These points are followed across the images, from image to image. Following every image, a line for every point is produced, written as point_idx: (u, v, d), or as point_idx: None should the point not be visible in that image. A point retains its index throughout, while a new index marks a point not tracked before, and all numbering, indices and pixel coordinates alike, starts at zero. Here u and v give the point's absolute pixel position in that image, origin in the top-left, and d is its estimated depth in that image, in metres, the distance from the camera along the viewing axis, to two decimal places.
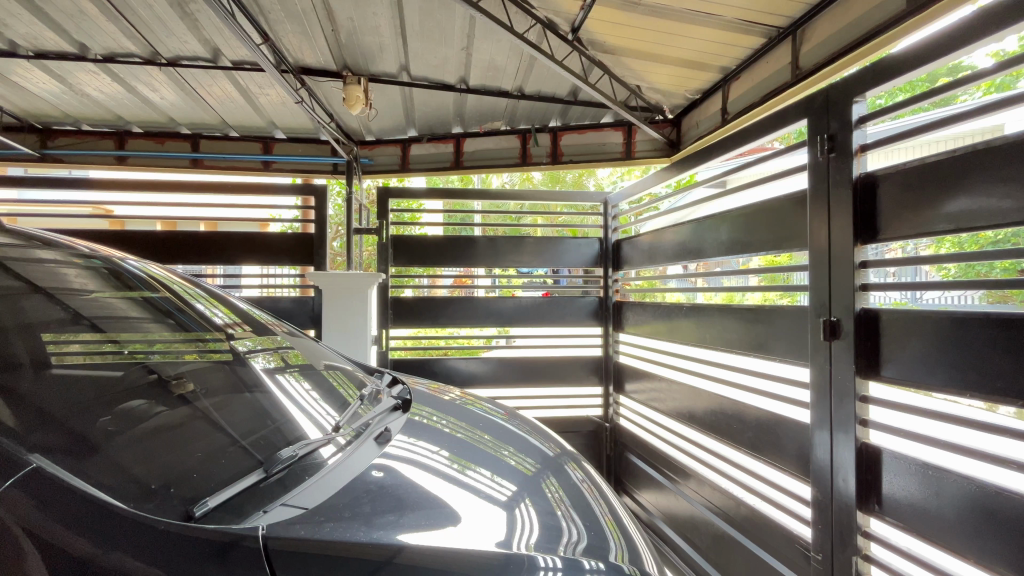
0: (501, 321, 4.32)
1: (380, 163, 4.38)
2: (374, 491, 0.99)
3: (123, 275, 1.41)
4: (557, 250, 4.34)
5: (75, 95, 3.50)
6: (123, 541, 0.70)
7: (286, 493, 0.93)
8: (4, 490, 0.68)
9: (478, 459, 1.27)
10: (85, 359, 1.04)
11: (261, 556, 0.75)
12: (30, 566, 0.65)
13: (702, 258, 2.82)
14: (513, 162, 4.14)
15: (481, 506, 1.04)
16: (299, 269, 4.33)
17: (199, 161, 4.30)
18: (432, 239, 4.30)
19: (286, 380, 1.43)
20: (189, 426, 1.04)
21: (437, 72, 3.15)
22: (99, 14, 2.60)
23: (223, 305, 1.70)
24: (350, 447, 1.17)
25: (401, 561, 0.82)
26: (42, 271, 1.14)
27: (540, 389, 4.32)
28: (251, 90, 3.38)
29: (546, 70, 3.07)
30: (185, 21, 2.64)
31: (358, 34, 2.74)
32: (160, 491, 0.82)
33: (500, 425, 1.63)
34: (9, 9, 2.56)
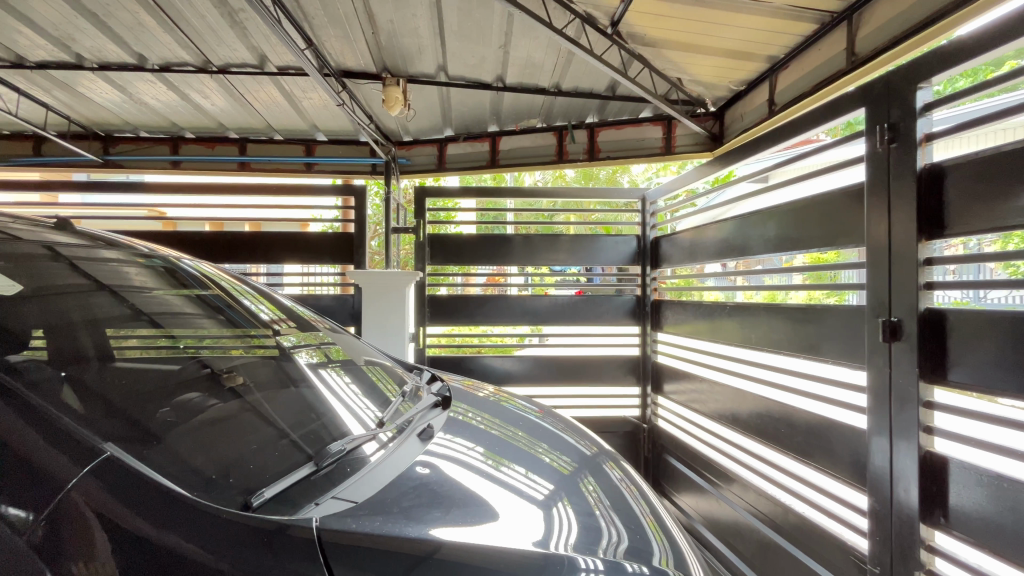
0: (536, 319, 4.30)
1: (417, 163, 4.44)
2: (419, 487, 1.00)
3: (178, 273, 1.49)
4: (592, 248, 4.30)
5: (134, 103, 3.70)
6: (178, 524, 0.72)
7: (336, 487, 0.95)
8: (82, 478, 0.72)
9: (514, 456, 1.27)
10: (143, 353, 1.09)
11: (315, 544, 0.76)
12: (97, 546, 0.68)
13: (745, 256, 2.74)
14: (549, 159, 4.12)
15: (519, 506, 1.03)
16: (339, 268, 4.45)
17: (246, 164, 4.48)
18: (467, 238, 4.34)
19: (329, 375, 1.47)
20: (241, 418, 1.09)
21: (474, 71, 3.16)
22: (156, 26, 2.74)
23: (270, 302, 1.76)
24: (393, 443, 1.18)
25: (442, 557, 0.82)
26: (107, 270, 1.21)
27: (575, 388, 4.30)
28: (295, 94, 3.49)
29: (583, 65, 3.03)
30: (234, 29, 2.75)
31: (398, 36, 2.78)
32: (220, 480, 0.86)
33: (535, 422, 1.62)
34: (76, 23, 2.74)
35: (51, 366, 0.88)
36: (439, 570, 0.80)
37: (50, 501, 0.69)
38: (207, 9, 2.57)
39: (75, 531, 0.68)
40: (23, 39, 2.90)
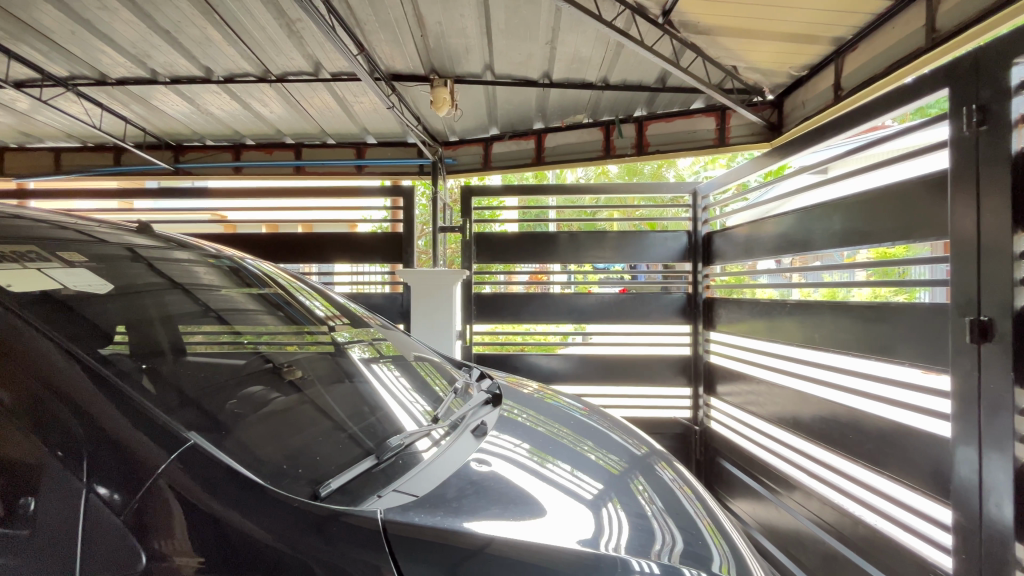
0: (581, 318, 4.27)
1: (463, 163, 4.50)
2: (478, 484, 1.01)
3: (243, 272, 1.57)
4: (639, 245, 4.21)
5: (202, 114, 3.95)
6: (246, 507, 0.74)
7: (396, 480, 0.97)
8: (170, 463, 0.75)
9: (561, 454, 1.26)
10: (207, 347, 1.15)
11: (380, 535, 0.78)
12: (175, 527, 0.70)
13: (805, 251, 2.60)
14: (595, 155, 4.07)
15: (569, 504, 1.02)
16: (388, 267, 4.58)
17: (302, 168, 4.69)
18: (513, 236, 4.37)
19: (380, 370, 1.51)
20: (302, 411, 1.14)
21: (521, 69, 3.17)
22: (222, 39, 2.91)
23: (326, 300, 1.84)
24: (447, 439, 1.20)
25: (493, 552, 0.81)
26: (178, 269, 1.30)
27: (622, 387, 4.24)
28: (347, 99, 3.62)
29: (633, 57, 2.97)
30: (292, 39, 2.87)
31: (445, 37, 2.82)
32: (289, 470, 0.90)
33: (581, 419, 1.61)
34: (151, 41, 2.95)
35: (133, 358, 0.95)
36: (491, 564, 0.79)
37: (143, 484, 0.72)
38: (267, 20, 2.70)
39: (157, 511, 0.71)
40: (106, 57, 3.15)
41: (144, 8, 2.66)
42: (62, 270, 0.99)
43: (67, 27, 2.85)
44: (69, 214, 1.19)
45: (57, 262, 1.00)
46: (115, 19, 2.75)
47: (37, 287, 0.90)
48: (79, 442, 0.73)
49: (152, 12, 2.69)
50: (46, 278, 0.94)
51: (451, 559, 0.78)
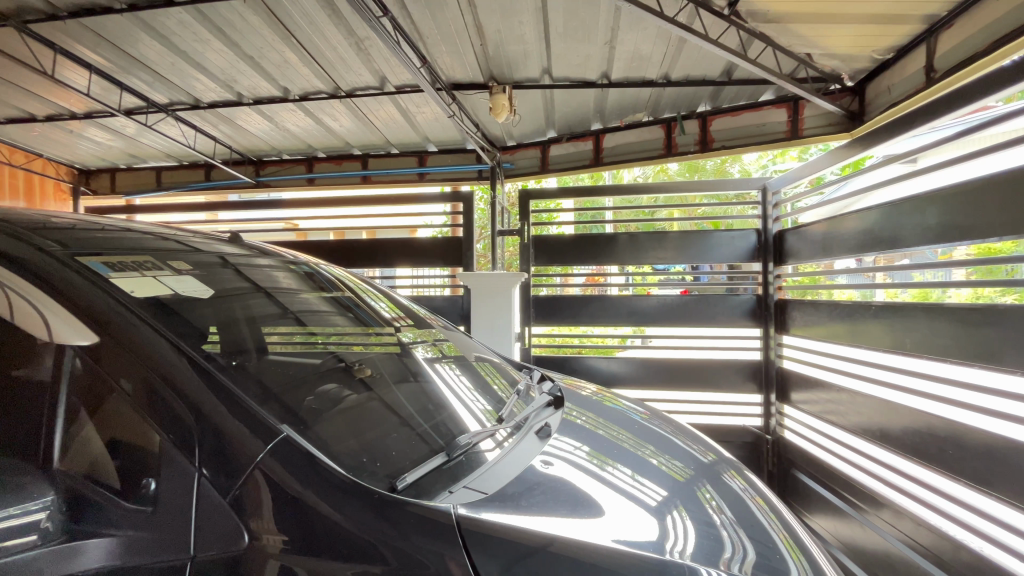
0: (641, 320, 4.17)
1: (521, 167, 4.55)
2: (545, 484, 1.01)
3: (317, 277, 1.68)
4: (704, 245, 4.04)
5: (280, 131, 4.26)
6: (329, 494, 0.79)
7: (467, 477, 0.99)
8: (266, 454, 0.80)
9: (621, 457, 1.24)
10: (287, 348, 1.21)
11: (455, 529, 0.80)
12: (264, 508, 0.77)
13: (893, 249, 2.39)
14: (656, 154, 3.98)
15: (632, 508, 1.00)
16: (448, 270, 4.73)
17: (367, 178, 4.90)
18: (570, 238, 4.35)
19: (443, 369, 1.55)
20: (375, 408, 1.18)
21: (579, 71, 3.16)
22: (298, 62, 3.14)
23: (391, 303, 1.92)
24: (511, 440, 1.21)
25: (556, 550, 0.81)
26: (262, 275, 1.42)
27: (685, 392, 4.10)
28: (410, 110, 3.77)
29: (696, 51, 2.88)
30: (360, 56, 3.04)
31: (505, 44, 2.87)
32: (369, 463, 0.95)
33: (642, 423, 1.57)
34: (238, 67, 3.23)
35: (225, 356, 1.01)
36: (555, 563, 0.79)
37: (244, 472, 0.79)
38: (339, 40, 2.88)
39: (252, 494, 0.78)
40: (199, 83, 3.48)
41: (232, 36, 2.91)
42: (172, 277, 1.10)
43: (167, 59, 3.18)
44: (172, 229, 1.35)
45: (168, 270, 1.12)
46: (207, 48, 3.03)
47: (154, 292, 1.00)
48: (190, 430, 0.81)
49: (238, 40, 2.94)
50: (160, 284, 1.05)
51: (514, 555, 0.79)
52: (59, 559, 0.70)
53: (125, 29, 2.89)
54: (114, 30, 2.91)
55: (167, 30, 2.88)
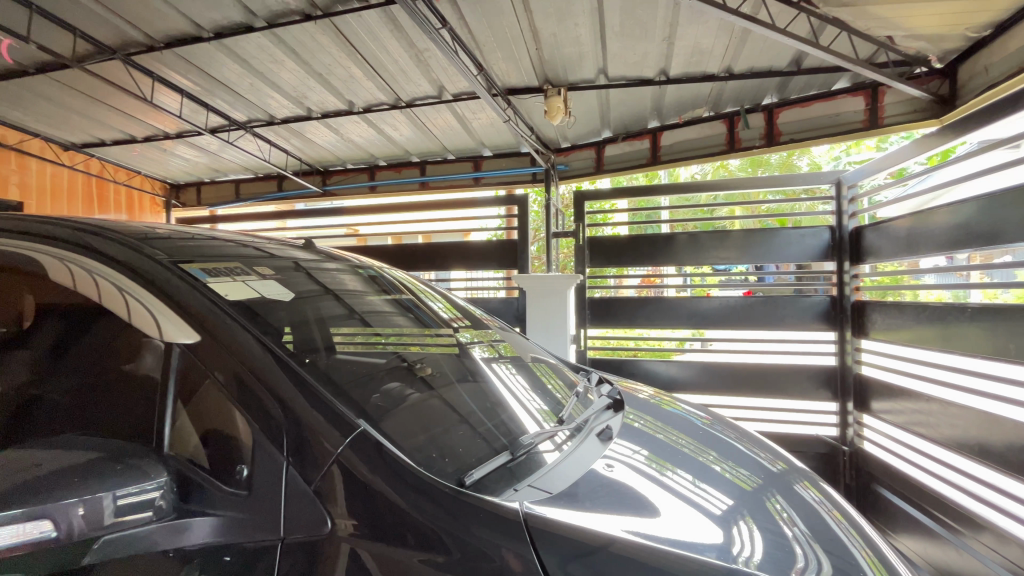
0: (701, 323, 4.03)
1: (575, 168, 4.52)
2: (608, 486, 1.00)
3: (381, 280, 1.75)
4: (769, 243, 3.84)
5: (345, 142, 4.50)
6: (401, 486, 0.82)
7: (531, 477, 1.00)
8: (345, 447, 0.85)
9: (682, 462, 1.21)
10: (357, 347, 1.24)
11: (522, 526, 0.81)
12: (341, 497, 0.82)
13: (992, 246, 2.17)
14: (718, 150, 3.84)
15: (695, 515, 0.97)
16: (503, 272, 4.80)
17: (425, 184, 5.07)
18: (626, 239, 4.29)
19: (500, 369, 1.57)
20: (439, 406, 1.20)
21: (636, 69, 3.10)
22: (362, 76, 3.30)
23: (449, 305, 1.96)
24: (573, 442, 1.21)
25: (616, 550, 0.80)
26: (334, 279, 1.50)
27: (750, 398, 3.91)
28: (466, 116, 3.86)
29: (762, 42, 2.75)
30: (420, 67, 3.15)
31: (560, 47, 2.87)
32: (437, 458, 0.98)
33: (705, 429, 1.52)
34: (308, 84, 3.44)
35: (303, 353, 1.06)
36: (617, 563, 0.78)
37: (326, 463, 0.84)
38: (400, 53, 3.00)
39: (332, 483, 0.83)
40: (273, 101, 3.74)
41: (303, 56, 3.11)
42: (258, 281, 1.19)
43: (246, 80, 3.45)
44: (251, 236, 1.48)
45: (255, 275, 1.21)
46: (281, 68, 3.26)
47: (244, 295, 1.09)
48: (279, 422, 0.87)
49: (308, 59, 3.14)
50: (248, 287, 1.14)
51: (575, 553, 0.79)
52: (171, 534, 0.79)
53: (211, 54, 3.16)
54: (201, 56, 3.19)
55: (246, 53, 3.12)
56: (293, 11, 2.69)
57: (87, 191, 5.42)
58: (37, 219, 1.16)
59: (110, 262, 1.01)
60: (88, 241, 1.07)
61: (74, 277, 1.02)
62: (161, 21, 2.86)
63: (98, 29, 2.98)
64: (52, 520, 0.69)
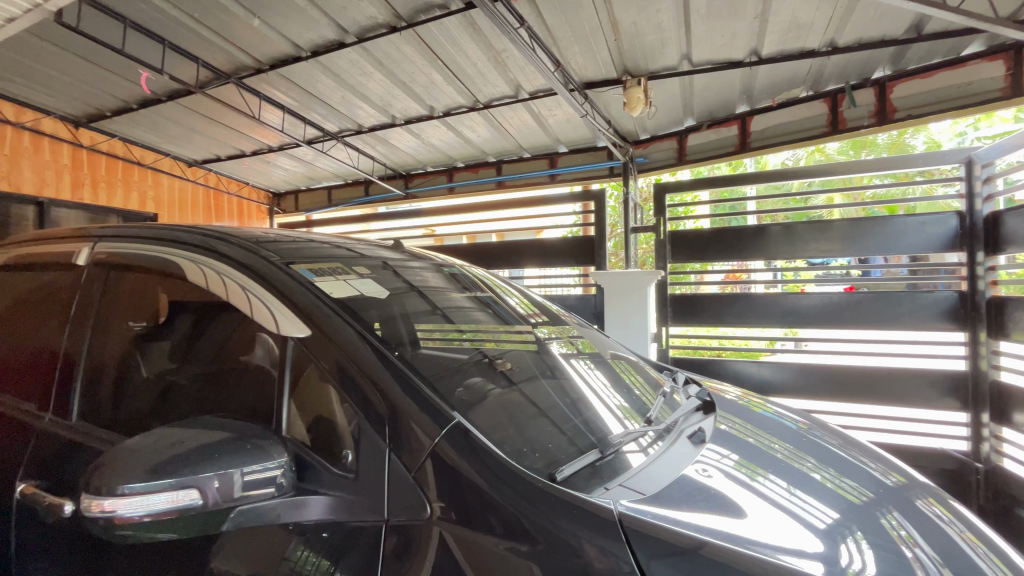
0: (796, 322, 3.73)
1: (655, 160, 4.37)
2: (704, 489, 0.96)
3: (462, 278, 1.81)
4: (880, 234, 3.46)
5: (425, 146, 4.69)
6: (493, 476, 0.85)
7: (620, 477, 0.98)
8: (441, 438, 0.88)
9: (778, 468, 1.12)
10: (443, 343, 1.28)
11: (617, 525, 0.80)
12: (435, 486, 0.85)
13: None
14: (818, 132, 3.52)
15: (796, 525, 0.89)
16: (580, 269, 4.79)
17: (501, 183, 5.15)
18: (710, 233, 4.07)
19: (580, 365, 1.55)
20: (521, 401, 1.20)
21: (723, 51, 2.93)
22: (442, 81, 3.43)
23: (526, 301, 1.98)
24: (663, 444, 1.16)
25: (708, 555, 0.77)
26: (419, 278, 1.57)
27: (855, 404, 3.57)
28: (542, 114, 3.87)
29: (872, 10, 2.48)
30: (497, 67, 3.20)
31: (641, 36, 2.79)
32: (526, 452, 0.99)
33: (803, 435, 1.39)
34: (393, 92, 3.63)
35: (398, 345, 1.12)
36: (710, 568, 0.75)
37: (424, 451, 0.88)
38: (478, 55, 3.07)
39: (428, 471, 0.86)
40: (362, 111, 4.00)
41: (388, 66, 3.29)
42: (358, 280, 1.28)
43: (338, 93, 3.71)
44: (345, 238, 1.59)
45: (354, 275, 1.30)
46: (369, 80, 3.48)
47: (346, 293, 1.18)
48: (381, 412, 0.92)
49: (393, 69, 3.31)
50: (349, 286, 1.22)
51: (669, 554, 0.76)
52: (291, 509, 0.88)
53: (309, 72, 3.44)
54: (301, 74, 3.49)
55: (339, 69, 3.36)
56: (380, 25, 2.85)
57: (207, 203, 5.99)
58: (174, 229, 1.33)
59: (236, 264, 1.14)
60: (216, 245, 1.21)
61: (207, 278, 1.16)
62: (267, 45, 3.16)
63: (216, 57, 3.36)
64: (200, 488, 0.79)
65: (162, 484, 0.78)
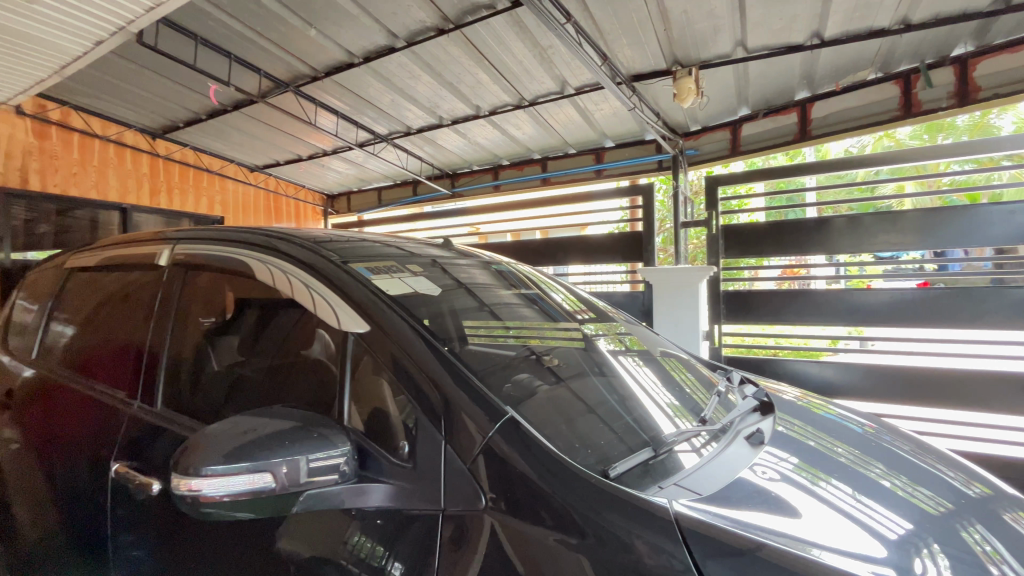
0: (863, 320, 3.52)
1: (706, 152, 4.22)
2: (764, 492, 0.92)
3: (508, 275, 1.82)
4: (960, 224, 3.17)
5: (471, 145, 4.75)
6: (546, 470, 0.85)
7: (675, 476, 0.96)
8: (494, 432, 0.90)
9: (842, 473, 1.06)
10: (492, 339, 1.30)
11: (674, 525, 0.78)
12: (488, 479, 0.87)
13: None
14: (888, 117, 3.29)
15: (864, 534, 0.85)
16: (628, 266, 4.73)
17: (547, 180, 5.11)
18: (765, 227, 3.90)
19: (628, 363, 1.53)
20: (569, 398, 1.20)
21: (782, 35, 2.79)
22: (488, 80, 3.46)
23: (573, 297, 1.98)
24: (719, 445, 1.13)
25: (766, 557, 0.75)
26: (466, 275, 1.60)
27: (931, 409, 3.31)
28: (588, 109, 3.83)
29: None
30: (543, 64, 3.20)
31: (692, 24, 2.70)
32: (580, 448, 0.99)
33: (871, 440, 1.31)
34: (440, 93, 3.70)
35: (449, 340, 1.15)
36: (769, 570, 0.73)
37: (478, 444, 0.90)
38: (524, 53, 3.08)
39: (481, 465, 0.88)
40: (410, 113, 4.10)
41: (436, 68, 3.35)
42: (412, 278, 1.32)
43: (387, 96, 3.82)
44: (396, 237, 1.64)
45: (408, 273, 1.35)
46: (418, 82, 3.56)
47: (401, 290, 1.22)
48: (436, 406, 0.95)
49: (441, 71, 3.38)
50: (404, 284, 1.26)
51: (725, 554, 0.75)
52: (354, 495, 0.92)
53: (360, 77, 3.57)
54: (353, 80, 3.62)
55: (389, 73, 3.47)
56: (429, 28, 2.91)
57: (268, 206, 6.35)
58: (242, 231, 1.42)
59: (299, 263, 1.21)
60: (282, 246, 1.29)
61: (273, 277, 1.23)
62: (322, 53, 3.30)
63: (276, 68, 3.55)
64: (273, 472, 0.86)
65: (240, 467, 0.84)
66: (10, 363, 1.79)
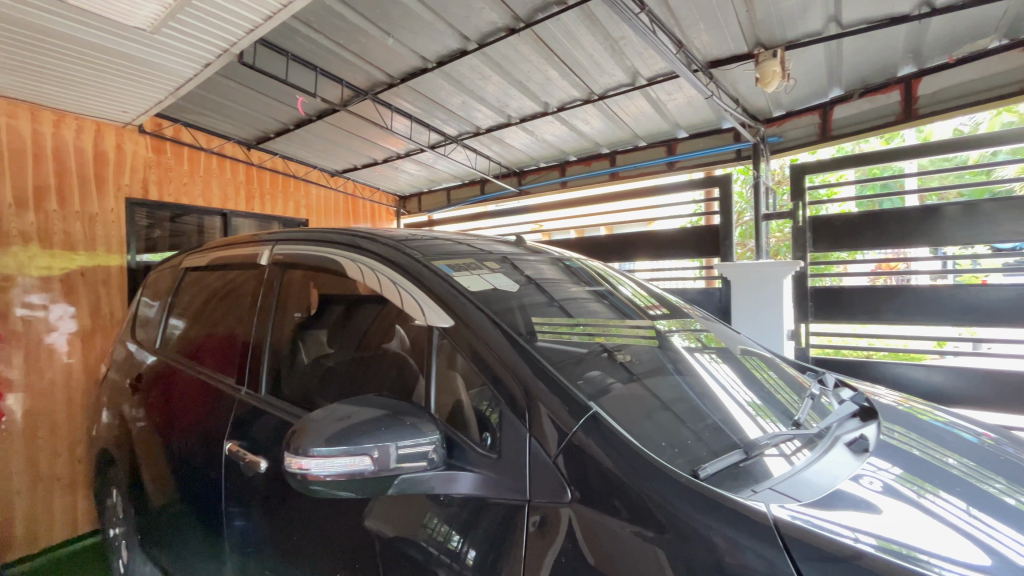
0: (980, 320, 3.13)
1: (790, 139, 3.94)
2: (867, 502, 0.86)
3: (578, 271, 1.81)
4: None
5: (538, 142, 4.77)
6: (632, 465, 0.85)
7: (770, 481, 0.91)
8: (578, 427, 0.90)
9: (959, 487, 0.96)
10: (566, 335, 1.30)
11: (774, 532, 0.74)
12: (571, 472, 0.87)
13: None
14: (1014, 89, 2.89)
15: (989, 555, 0.76)
16: (703, 261, 4.54)
17: (616, 174, 4.98)
18: (858, 217, 3.60)
19: (706, 360, 1.47)
20: (646, 396, 1.17)
21: (883, 6, 2.54)
22: (557, 76, 3.45)
23: (644, 292, 1.94)
24: (816, 451, 1.06)
25: (868, 566, 0.70)
26: (537, 272, 1.62)
27: None
28: (661, 99, 3.71)
29: None
30: (614, 57, 3.14)
31: (778, 2, 2.53)
32: (667, 448, 0.97)
33: (990, 452, 1.17)
34: (509, 92, 3.75)
35: (526, 335, 1.17)
36: None
37: (563, 438, 0.90)
38: (594, 46, 3.05)
39: (565, 458, 0.89)
40: (480, 114, 4.19)
41: (506, 68, 3.40)
42: (489, 275, 1.36)
43: (458, 98, 3.93)
44: (467, 235, 1.69)
45: (485, 270, 1.39)
46: (488, 83, 3.62)
47: (481, 287, 1.25)
48: (519, 399, 0.97)
49: (511, 70, 3.42)
50: (484, 281, 1.30)
51: (824, 561, 0.71)
52: (442, 482, 0.97)
53: (433, 82, 3.70)
54: (427, 84, 3.76)
55: (460, 75, 3.57)
56: (499, 29, 2.96)
57: (347, 208, 6.77)
58: (329, 232, 1.53)
59: (386, 260, 1.28)
60: (369, 245, 1.37)
61: (363, 274, 1.32)
62: (398, 60, 3.46)
63: (357, 77, 3.77)
64: (369, 456, 0.92)
65: (341, 449, 0.91)
66: (139, 351, 2.05)
